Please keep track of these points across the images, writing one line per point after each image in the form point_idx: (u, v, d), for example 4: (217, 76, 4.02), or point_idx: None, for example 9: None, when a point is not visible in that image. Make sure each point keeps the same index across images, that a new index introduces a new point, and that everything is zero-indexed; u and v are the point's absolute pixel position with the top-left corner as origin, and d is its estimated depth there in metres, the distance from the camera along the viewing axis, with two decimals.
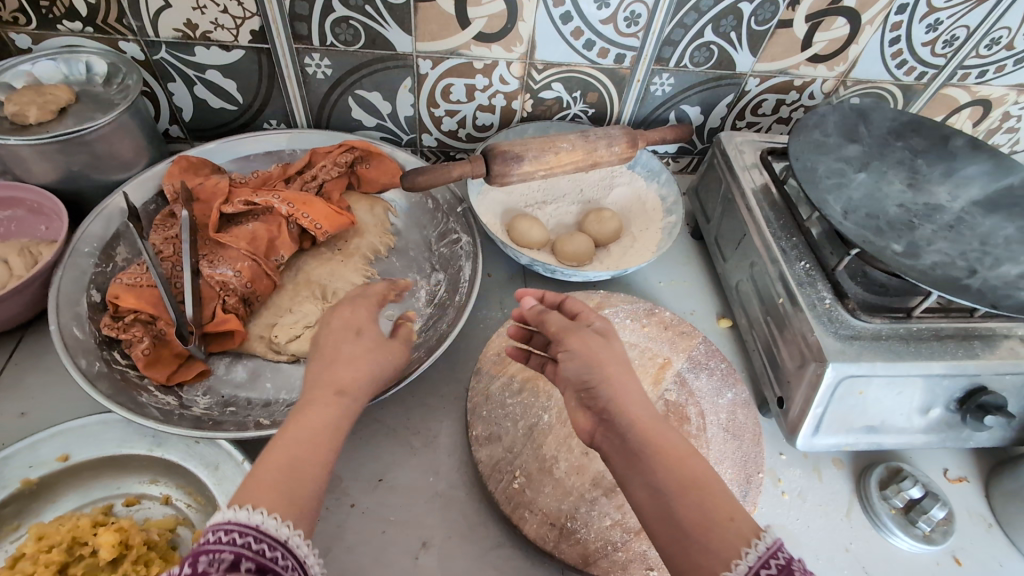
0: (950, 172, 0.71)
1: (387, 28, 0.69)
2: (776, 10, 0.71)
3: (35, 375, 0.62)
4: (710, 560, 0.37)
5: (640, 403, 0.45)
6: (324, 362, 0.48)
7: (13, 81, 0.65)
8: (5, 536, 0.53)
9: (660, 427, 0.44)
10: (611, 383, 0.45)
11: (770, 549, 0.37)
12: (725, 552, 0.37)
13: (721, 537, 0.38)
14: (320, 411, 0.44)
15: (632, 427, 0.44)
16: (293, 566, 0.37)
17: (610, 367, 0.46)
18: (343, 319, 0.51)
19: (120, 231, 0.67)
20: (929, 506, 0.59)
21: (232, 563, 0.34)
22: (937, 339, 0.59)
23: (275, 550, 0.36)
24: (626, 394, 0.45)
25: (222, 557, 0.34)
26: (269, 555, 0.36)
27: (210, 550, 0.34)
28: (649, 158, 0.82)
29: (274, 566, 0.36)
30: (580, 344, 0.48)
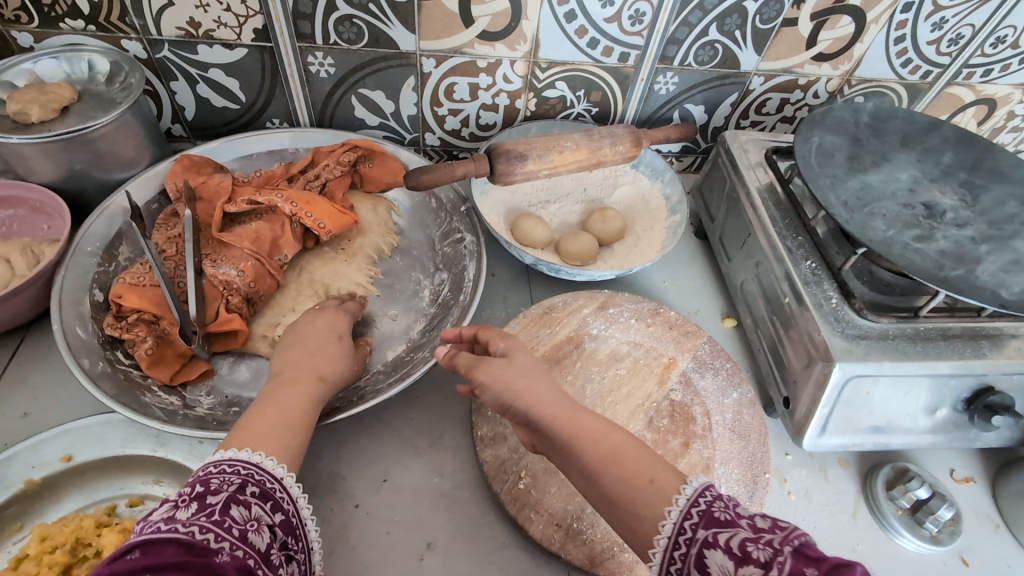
0: (957, 171, 0.70)
1: (391, 26, 0.69)
2: (781, 8, 0.71)
3: (37, 374, 0.62)
4: (645, 525, 0.41)
5: (552, 403, 0.48)
6: (305, 351, 0.53)
7: (14, 79, 0.64)
8: (8, 537, 0.52)
9: (577, 415, 0.47)
10: (521, 392, 0.49)
11: (691, 499, 0.40)
12: (653, 515, 0.41)
13: (648, 502, 0.41)
14: (302, 387, 0.49)
15: (551, 427, 0.47)
16: (291, 499, 0.42)
17: (516, 381, 0.49)
18: (325, 325, 0.57)
19: (121, 230, 0.66)
20: (936, 506, 0.58)
21: (237, 487, 0.39)
22: (944, 339, 0.58)
23: (274, 484, 0.41)
24: (536, 399, 0.48)
25: (230, 480, 0.39)
26: (269, 486, 0.40)
27: (217, 475, 0.39)
28: (653, 158, 0.81)
29: (275, 496, 0.40)
30: (487, 372, 0.51)
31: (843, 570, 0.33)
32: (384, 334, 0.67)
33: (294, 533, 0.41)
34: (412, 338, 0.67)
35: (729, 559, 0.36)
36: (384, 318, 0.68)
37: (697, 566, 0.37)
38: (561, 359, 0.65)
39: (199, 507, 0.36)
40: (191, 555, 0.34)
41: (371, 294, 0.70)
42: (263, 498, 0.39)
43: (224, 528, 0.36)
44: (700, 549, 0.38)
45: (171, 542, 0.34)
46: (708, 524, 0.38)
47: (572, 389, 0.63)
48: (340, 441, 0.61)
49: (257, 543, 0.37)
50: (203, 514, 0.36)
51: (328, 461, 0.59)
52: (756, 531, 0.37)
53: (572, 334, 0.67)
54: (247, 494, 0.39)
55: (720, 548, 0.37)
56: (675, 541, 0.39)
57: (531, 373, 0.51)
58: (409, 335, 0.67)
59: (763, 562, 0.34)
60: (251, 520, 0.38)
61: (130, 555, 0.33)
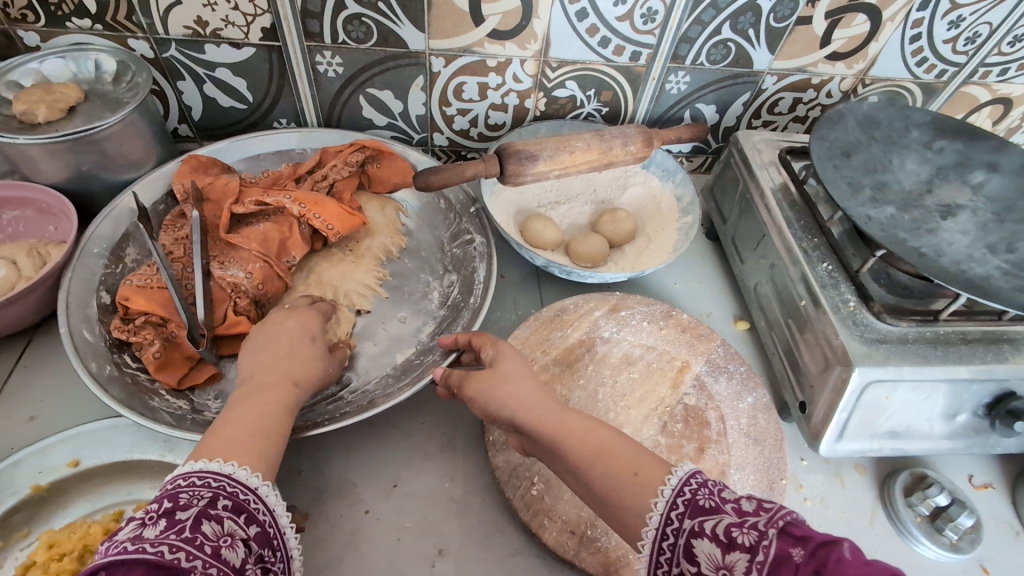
0: (975, 171, 0.69)
1: (400, 25, 0.68)
2: (795, 6, 0.70)
3: (44, 378, 0.61)
4: (632, 517, 0.40)
5: (535, 407, 0.48)
6: (278, 354, 0.52)
7: (21, 79, 0.64)
8: (15, 543, 0.52)
9: (562, 416, 0.47)
10: (505, 398, 0.50)
11: (676, 489, 0.40)
12: (640, 507, 0.40)
13: (633, 494, 0.41)
14: (276, 393, 0.48)
15: (537, 430, 0.47)
16: (267, 510, 0.41)
17: (501, 388, 0.50)
18: (297, 325, 0.55)
19: (128, 232, 0.66)
20: (956, 513, 0.57)
21: (209, 500, 0.38)
22: (964, 343, 0.57)
23: (247, 495, 0.40)
24: (521, 404, 0.49)
25: (200, 494, 0.38)
26: (243, 498, 0.40)
27: (186, 489, 0.38)
28: (664, 158, 0.80)
29: (248, 507, 0.40)
30: (477, 384, 0.52)
31: (829, 547, 0.33)
32: (393, 336, 0.66)
33: (271, 545, 0.40)
34: (421, 340, 0.66)
35: (716, 547, 0.36)
36: (393, 320, 0.68)
37: (686, 557, 0.37)
38: (573, 362, 0.64)
39: (168, 523, 0.36)
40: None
41: (380, 296, 0.69)
42: (237, 511, 0.39)
43: (196, 545, 0.35)
44: (686, 539, 0.37)
45: (138, 562, 0.33)
46: (693, 513, 0.38)
47: (584, 393, 0.62)
48: (350, 445, 0.60)
49: (231, 559, 0.36)
50: (172, 531, 0.35)
51: (338, 465, 0.58)
52: (741, 515, 0.36)
53: (583, 337, 0.66)
54: (218, 508, 0.38)
55: (707, 536, 0.36)
56: (662, 532, 0.39)
57: (518, 377, 0.51)
58: (418, 338, 0.66)
59: (749, 548, 0.34)
60: (225, 535, 0.37)
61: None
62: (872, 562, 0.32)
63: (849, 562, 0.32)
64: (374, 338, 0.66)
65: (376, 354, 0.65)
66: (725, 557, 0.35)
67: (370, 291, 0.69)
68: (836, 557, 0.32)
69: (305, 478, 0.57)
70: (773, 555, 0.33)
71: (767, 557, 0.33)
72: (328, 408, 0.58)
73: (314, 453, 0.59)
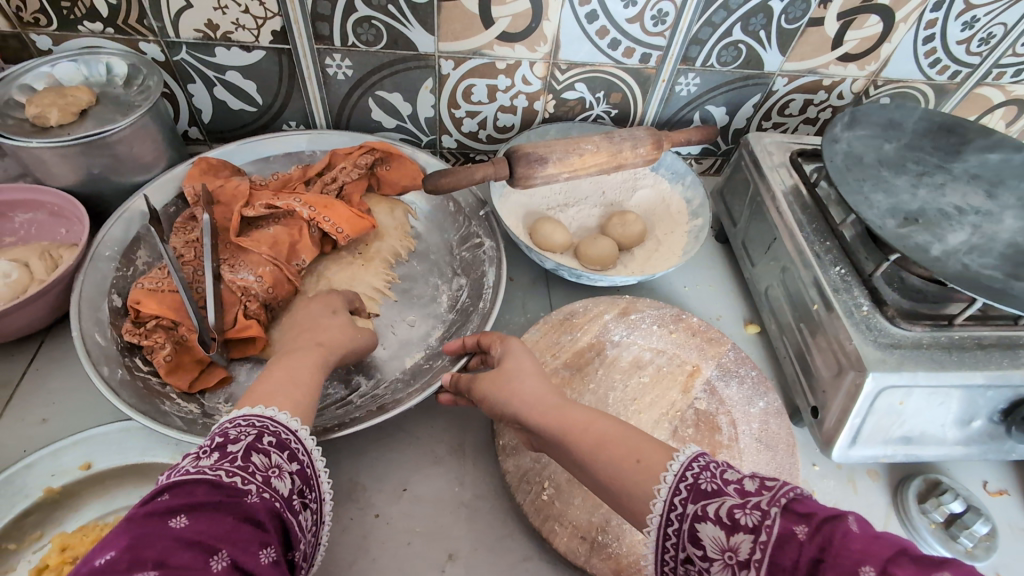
0: (989, 174, 0.68)
1: (410, 28, 0.68)
2: (807, 8, 0.69)
3: (56, 380, 0.62)
4: (638, 504, 0.40)
5: (538, 401, 0.48)
6: (305, 330, 0.55)
7: (33, 82, 0.64)
8: (28, 546, 0.52)
9: (565, 408, 0.47)
10: (509, 395, 0.49)
11: (678, 474, 0.39)
12: (644, 495, 0.40)
13: (637, 482, 0.40)
14: (307, 355, 0.50)
15: (540, 425, 0.47)
16: (306, 451, 0.42)
17: (505, 386, 0.50)
18: (321, 304, 0.59)
19: (139, 234, 0.66)
20: (971, 520, 0.56)
21: (256, 436, 0.39)
22: (980, 348, 0.57)
23: (289, 435, 0.41)
24: (524, 400, 0.49)
25: (248, 431, 0.39)
26: (285, 437, 0.40)
27: (234, 427, 0.39)
28: (673, 160, 0.80)
29: (291, 446, 0.41)
30: (485, 383, 0.52)
31: (834, 522, 0.32)
32: (402, 339, 0.66)
33: (309, 483, 0.41)
34: (431, 344, 0.66)
35: (720, 529, 0.35)
36: (402, 323, 0.68)
37: (691, 541, 0.37)
38: (583, 366, 0.64)
39: (221, 455, 0.36)
40: (222, 495, 0.34)
41: (389, 299, 0.69)
42: (281, 447, 0.40)
43: (250, 472, 0.36)
44: (691, 523, 0.37)
45: (201, 483, 0.34)
46: (696, 497, 0.37)
47: (594, 397, 0.62)
48: (360, 448, 0.60)
49: (280, 488, 0.38)
50: (226, 460, 0.36)
51: (348, 468, 0.58)
52: (743, 497, 0.36)
53: (593, 341, 0.66)
54: (265, 443, 0.39)
55: (710, 520, 0.36)
56: (667, 517, 0.38)
57: (522, 374, 0.51)
58: (428, 341, 0.66)
59: (753, 529, 0.34)
60: (273, 467, 0.38)
61: (160, 497, 0.33)
62: (882, 535, 0.32)
63: (857, 535, 0.31)
64: (383, 340, 0.66)
65: (385, 357, 0.65)
66: (730, 540, 0.35)
67: (379, 294, 0.69)
68: (843, 530, 0.32)
69: None
70: (777, 535, 0.33)
71: (770, 537, 0.33)
72: (337, 413, 0.58)
73: (323, 455, 0.59)
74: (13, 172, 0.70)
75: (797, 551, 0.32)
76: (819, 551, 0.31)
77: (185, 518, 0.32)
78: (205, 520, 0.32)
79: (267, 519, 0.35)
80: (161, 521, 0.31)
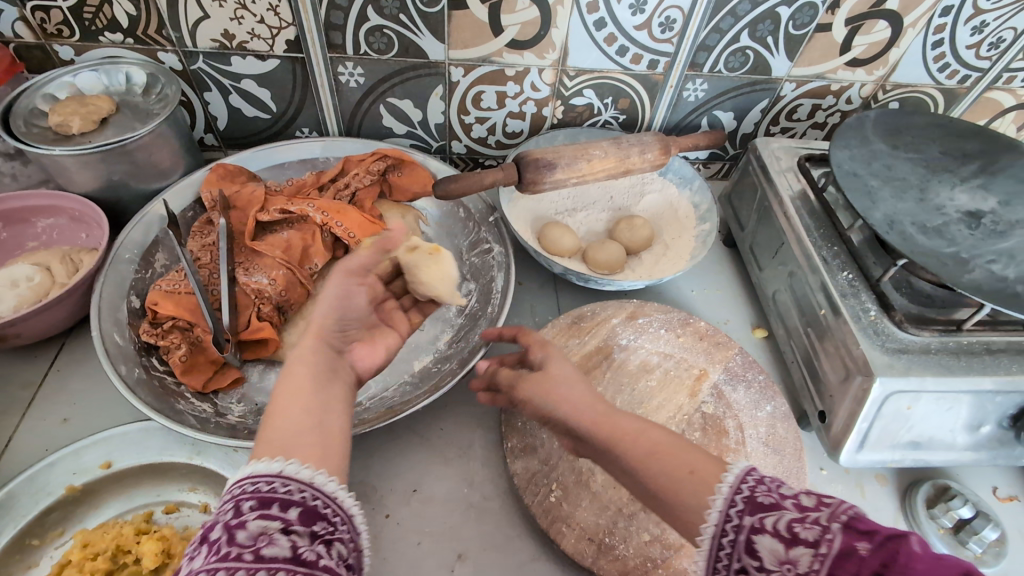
0: (1000, 179, 0.68)
1: (421, 37, 0.69)
2: (815, 14, 0.70)
3: (76, 380, 0.63)
4: (688, 510, 0.38)
5: (585, 406, 0.46)
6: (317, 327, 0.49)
7: (56, 91, 0.66)
8: (50, 542, 0.54)
9: (611, 416, 0.45)
10: (553, 399, 0.47)
11: (734, 486, 0.37)
12: (696, 505, 0.38)
13: (692, 490, 0.38)
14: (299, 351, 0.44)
15: (587, 429, 0.45)
16: (301, 487, 0.35)
17: (552, 393, 0.48)
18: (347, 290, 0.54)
19: (158, 238, 0.68)
20: (980, 526, 0.57)
21: (232, 512, 0.33)
22: (989, 354, 0.57)
23: (272, 483, 0.34)
24: (571, 404, 0.46)
25: (224, 509, 0.33)
26: (267, 489, 0.34)
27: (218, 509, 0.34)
28: (681, 166, 0.80)
29: (278, 496, 0.34)
30: (534, 386, 0.49)
31: (898, 541, 0.31)
32: (411, 344, 0.67)
33: (325, 516, 0.35)
34: (440, 349, 0.67)
35: (778, 542, 0.34)
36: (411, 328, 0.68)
37: (746, 552, 0.35)
38: (591, 370, 0.65)
39: (208, 548, 0.31)
40: None
41: None
42: (266, 505, 0.33)
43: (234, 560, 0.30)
44: (747, 535, 0.35)
45: None
46: (753, 510, 0.36)
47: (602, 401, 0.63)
48: (370, 450, 0.61)
49: (277, 554, 0.31)
50: (211, 553, 0.31)
51: (359, 469, 0.59)
52: (801, 510, 0.35)
53: (601, 345, 0.66)
54: (245, 512, 0.33)
55: (768, 532, 0.34)
56: (722, 528, 0.36)
57: (568, 380, 0.49)
58: (436, 346, 0.67)
59: (813, 543, 0.32)
60: (262, 535, 0.32)
61: None
62: (947, 558, 0.30)
63: (920, 556, 0.30)
64: None
65: (393, 361, 0.66)
66: (788, 552, 0.33)
67: None
68: (906, 550, 0.30)
69: None
70: (838, 548, 0.31)
71: (831, 550, 0.32)
72: None
73: None
74: (36, 178, 0.73)
75: (858, 567, 0.30)
76: (882, 566, 0.30)
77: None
78: None
79: None
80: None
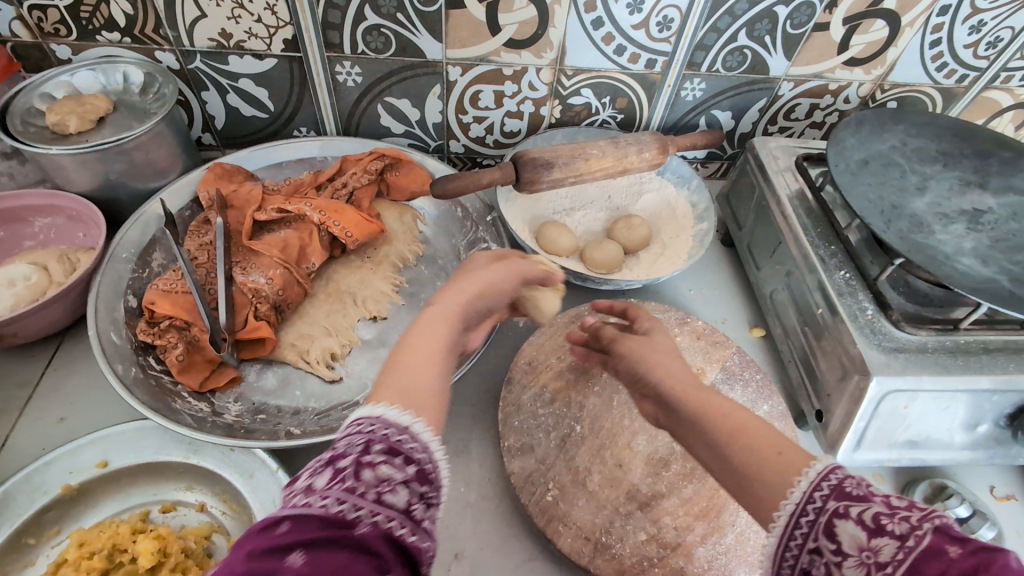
0: (998, 179, 0.68)
1: (418, 36, 0.69)
2: (812, 13, 0.70)
3: (72, 379, 0.63)
4: (770, 489, 0.36)
5: (684, 381, 0.46)
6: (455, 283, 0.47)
7: (53, 91, 0.66)
8: (46, 541, 0.54)
9: (704, 393, 0.44)
10: (655, 365, 0.49)
11: (822, 473, 0.35)
12: (778, 485, 0.36)
13: (774, 469, 0.37)
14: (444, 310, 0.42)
15: (680, 399, 0.45)
16: (425, 448, 0.33)
17: (651, 358, 0.50)
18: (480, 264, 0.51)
19: (155, 237, 0.68)
20: (978, 525, 0.58)
21: (362, 448, 0.32)
22: (985, 352, 0.57)
23: (401, 435, 0.33)
24: (669, 373, 0.47)
25: (357, 441, 0.32)
26: (397, 439, 0.33)
27: (344, 437, 0.33)
28: (679, 165, 0.80)
29: (404, 448, 0.33)
30: (633, 346, 0.53)
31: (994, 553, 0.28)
32: None
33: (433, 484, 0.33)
34: None
35: (861, 530, 0.31)
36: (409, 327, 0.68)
37: (825, 534, 0.33)
38: (588, 369, 0.65)
39: (333, 474, 0.31)
40: (335, 529, 0.28)
41: (396, 302, 0.70)
42: (393, 454, 0.32)
43: (359, 496, 0.30)
44: (829, 518, 0.33)
45: (314, 517, 0.28)
46: (839, 496, 0.33)
47: (599, 400, 0.63)
48: None
49: (396, 503, 0.30)
50: (337, 482, 0.30)
51: None
52: (891, 506, 0.32)
53: None
54: (374, 454, 0.32)
55: (852, 519, 0.32)
56: (803, 508, 0.34)
57: (665, 350, 0.52)
58: None
59: (900, 536, 0.30)
60: (387, 481, 0.31)
61: (279, 529, 0.28)
62: None
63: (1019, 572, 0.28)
64: (389, 344, 0.67)
65: None
66: (870, 541, 0.31)
67: (386, 298, 0.70)
68: (1003, 562, 0.28)
69: None
70: (927, 544, 0.29)
71: (918, 545, 0.29)
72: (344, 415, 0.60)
73: None
74: (33, 178, 0.73)
75: (945, 566, 0.28)
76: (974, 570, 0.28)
77: (302, 554, 0.27)
78: (322, 558, 0.27)
79: (383, 549, 0.29)
80: (276, 559, 0.27)
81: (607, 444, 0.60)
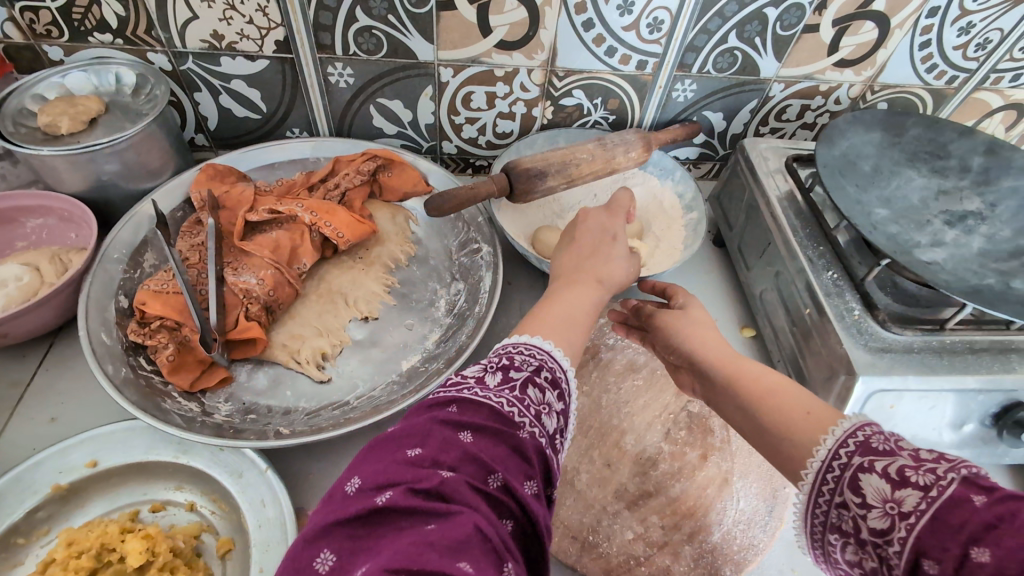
0: (987, 180, 0.68)
1: (409, 37, 0.70)
2: (802, 14, 0.70)
3: (63, 379, 0.63)
4: (801, 449, 0.40)
5: (721, 351, 0.50)
6: (580, 254, 0.58)
7: (45, 91, 0.66)
8: (35, 541, 0.54)
9: (737, 360, 0.49)
10: (690, 334, 0.53)
11: (848, 432, 0.38)
12: (807, 442, 0.40)
13: (807, 429, 0.40)
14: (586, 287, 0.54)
15: (714, 367, 0.49)
16: (571, 393, 0.43)
17: (692, 328, 0.54)
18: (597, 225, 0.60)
19: (147, 238, 0.68)
20: None
21: (535, 369, 0.42)
22: (971, 352, 0.57)
23: (559, 373, 0.43)
24: (707, 341, 0.52)
25: (530, 362, 0.43)
26: (555, 374, 0.43)
27: (519, 355, 0.43)
28: (661, 158, 0.81)
29: (561, 385, 0.43)
30: (668, 317, 0.56)
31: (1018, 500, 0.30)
32: (399, 343, 0.67)
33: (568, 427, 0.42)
34: (429, 349, 0.67)
35: (886, 483, 0.34)
36: (400, 327, 0.69)
37: (851, 488, 0.36)
38: (577, 369, 0.65)
39: (504, 379, 0.40)
40: (500, 423, 0.37)
41: (387, 302, 0.70)
42: (553, 385, 0.42)
43: (525, 405, 0.39)
44: (854, 473, 0.36)
45: (485, 405, 0.38)
46: (864, 452, 0.36)
47: (588, 399, 0.63)
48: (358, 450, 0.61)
49: (548, 425, 0.39)
50: (507, 388, 0.40)
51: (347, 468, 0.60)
52: (917, 459, 0.34)
53: (588, 344, 0.67)
54: (541, 379, 0.42)
55: (877, 472, 0.35)
56: (829, 465, 0.38)
57: (704, 323, 0.54)
58: (425, 345, 0.67)
59: (924, 487, 0.32)
60: (545, 403, 0.40)
61: (450, 408, 0.38)
62: None
63: None
64: (380, 344, 0.67)
65: (382, 360, 0.66)
66: (895, 493, 0.33)
67: (377, 298, 0.70)
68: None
69: (315, 479, 0.59)
70: (950, 495, 0.31)
71: (942, 495, 0.31)
72: (333, 415, 0.61)
73: (325, 453, 0.61)
74: (26, 178, 0.73)
75: (967, 516, 0.30)
76: (995, 518, 0.29)
77: (471, 435, 0.36)
78: (485, 440, 0.36)
79: (534, 458, 0.37)
80: (454, 429, 0.36)
81: (596, 443, 0.60)
